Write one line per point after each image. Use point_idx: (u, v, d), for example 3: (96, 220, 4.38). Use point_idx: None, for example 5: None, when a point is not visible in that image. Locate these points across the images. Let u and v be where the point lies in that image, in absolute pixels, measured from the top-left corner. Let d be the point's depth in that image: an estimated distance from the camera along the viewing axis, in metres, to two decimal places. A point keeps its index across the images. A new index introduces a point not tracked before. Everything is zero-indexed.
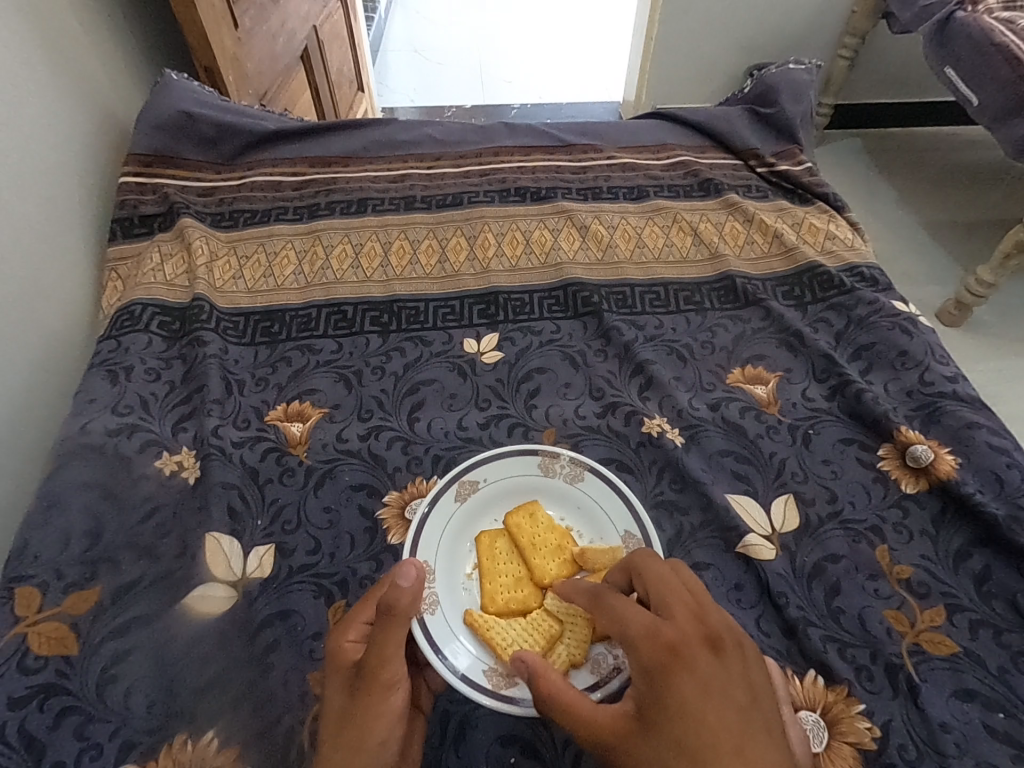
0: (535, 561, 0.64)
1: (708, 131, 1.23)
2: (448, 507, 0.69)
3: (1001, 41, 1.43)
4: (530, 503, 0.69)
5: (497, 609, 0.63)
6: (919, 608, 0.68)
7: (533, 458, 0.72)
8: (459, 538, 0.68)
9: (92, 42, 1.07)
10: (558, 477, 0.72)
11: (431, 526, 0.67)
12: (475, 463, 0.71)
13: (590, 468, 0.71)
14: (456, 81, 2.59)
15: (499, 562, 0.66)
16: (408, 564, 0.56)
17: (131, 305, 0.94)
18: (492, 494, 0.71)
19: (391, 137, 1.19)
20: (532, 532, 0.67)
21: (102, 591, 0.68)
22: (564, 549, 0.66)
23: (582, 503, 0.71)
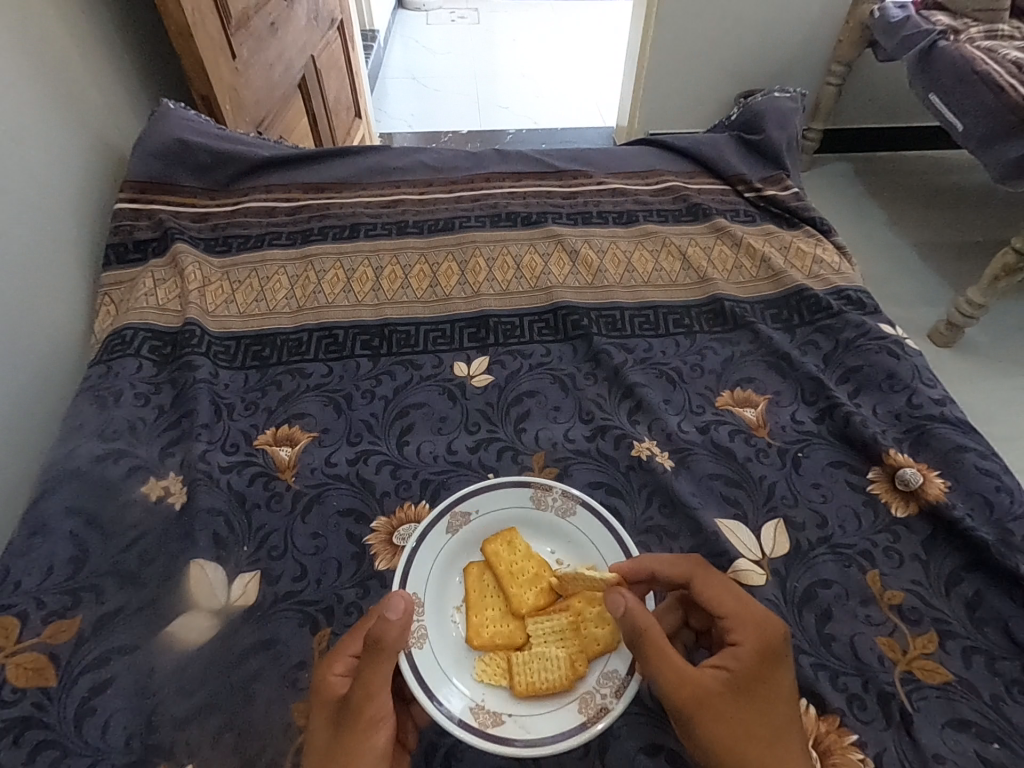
0: (513, 591, 0.64)
1: (696, 158, 1.26)
2: (439, 539, 0.68)
3: (984, 70, 1.47)
4: (508, 531, 0.69)
5: (483, 644, 0.62)
6: (911, 635, 0.67)
7: (526, 490, 0.72)
8: (449, 572, 0.68)
9: (90, 72, 1.10)
10: (549, 510, 0.71)
11: (421, 559, 0.66)
12: (467, 494, 0.70)
13: (582, 502, 0.70)
14: (453, 107, 2.63)
15: (484, 595, 0.65)
16: (397, 596, 0.55)
17: (123, 330, 0.94)
18: (484, 527, 0.70)
19: (385, 164, 1.22)
20: (509, 560, 0.66)
21: (83, 620, 0.67)
22: (543, 577, 0.65)
23: (575, 538, 0.70)
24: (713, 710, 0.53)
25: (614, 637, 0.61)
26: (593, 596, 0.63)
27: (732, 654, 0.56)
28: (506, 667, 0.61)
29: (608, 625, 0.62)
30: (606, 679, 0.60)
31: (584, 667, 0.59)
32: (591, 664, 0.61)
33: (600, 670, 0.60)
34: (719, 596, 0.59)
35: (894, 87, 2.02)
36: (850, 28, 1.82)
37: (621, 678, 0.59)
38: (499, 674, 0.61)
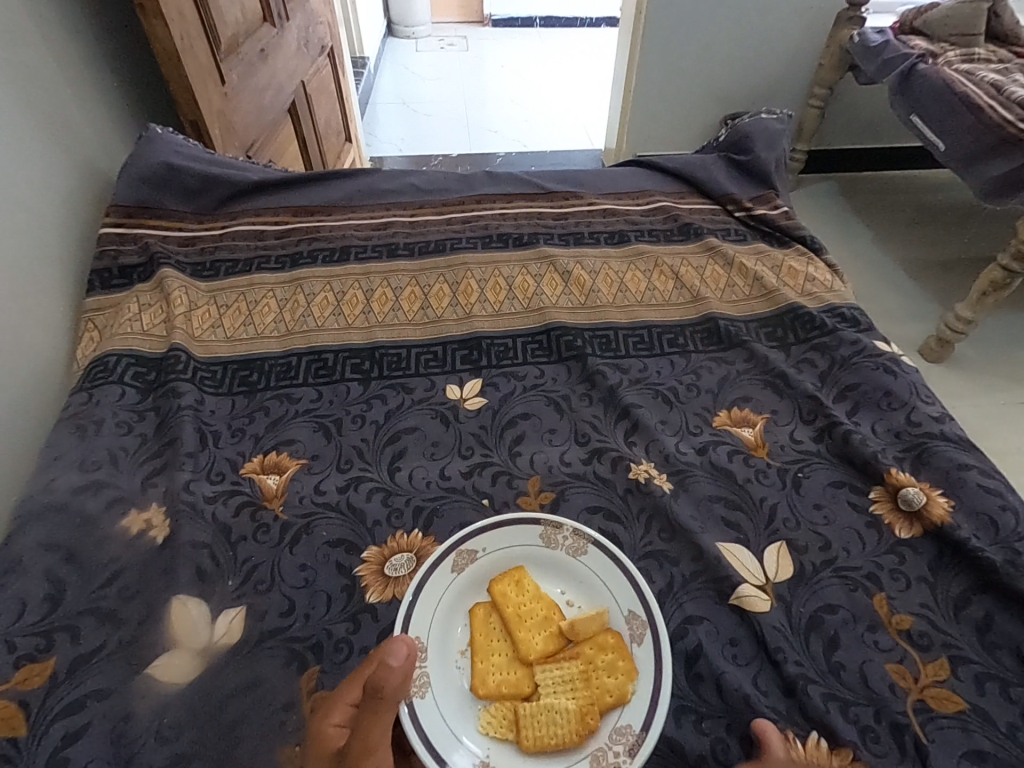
0: (521, 635, 0.61)
1: (686, 178, 1.26)
2: (443, 579, 0.66)
3: (962, 91, 1.50)
4: (517, 571, 0.67)
5: (488, 693, 0.59)
6: (921, 661, 0.65)
7: (535, 528, 0.70)
8: (454, 614, 0.65)
9: (76, 98, 1.09)
10: (560, 549, 0.69)
11: (424, 601, 0.64)
12: (474, 531, 0.68)
13: (594, 541, 0.68)
14: (444, 131, 2.66)
15: (490, 639, 0.63)
16: (399, 640, 0.52)
17: (106, 357, 0.92)
18: (491, 566, 0.68)
19: (376, 187, 1.22)
20: (517, 602, 0.64)
21: (57, 664, 0.64)
22: (553, 620, 0.63)
23: (586, 578, 0.67)
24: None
25: (626, 688, 0.58)
26: (605, 642, 0.61)
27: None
28: (512, 719, 0.58)
29: (621, 675, 0.59)
30: (618, 735, 0.56)
31: (596, 721, 0.56)
32: (603, 717, 0.58)
33: (612, 724, 0.57)
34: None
35: (875, 109, 2.07)
36: (831, 53, 1.87)
37: (635, 733, 0.56)
38: (506, 727, 0.58)
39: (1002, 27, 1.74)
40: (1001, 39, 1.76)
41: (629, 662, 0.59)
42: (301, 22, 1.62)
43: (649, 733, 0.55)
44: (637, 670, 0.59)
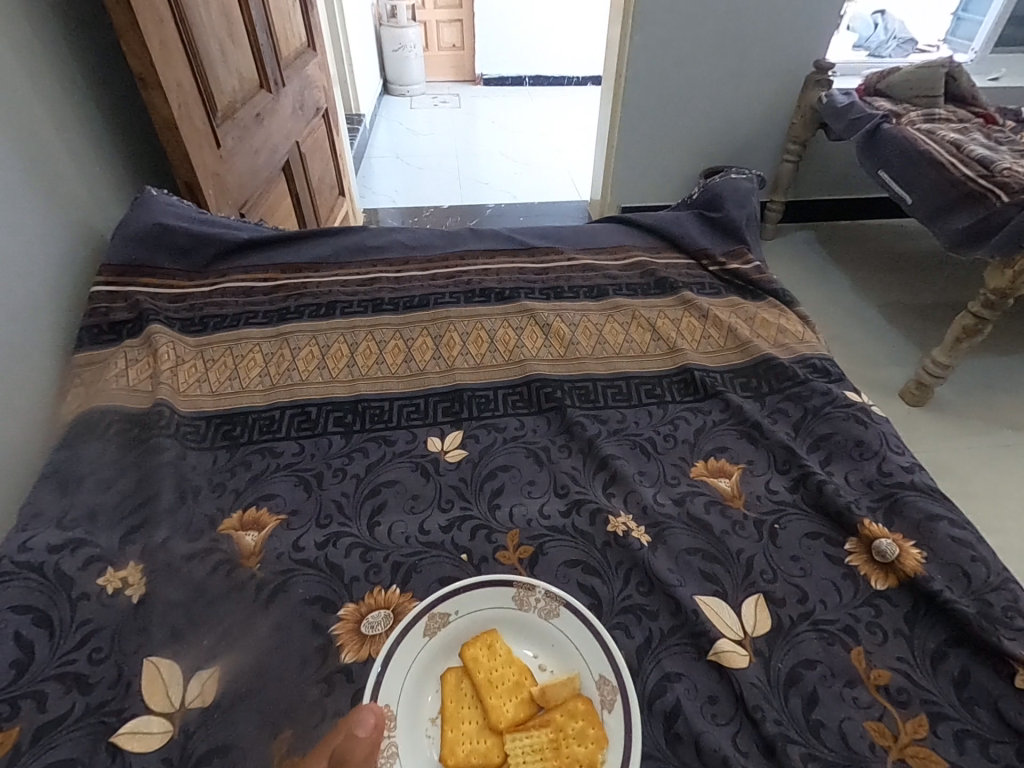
0: (491, 701, 0.61)
1: (662, 234, 1.32)
2: (415, 644, 0.66)
3: (924, 149, 1.59)
4: (489, 635, 0.67)
5: (457, 763, 0.58)
6: (900, 719, 0.64)
7: (507, 590, 0.70)
8: (425, 679, 0.65)
9: (76, 162, 1.13)
10: (533, 612, 0.69)
11: (395, 667, 0.64)
12: (447, 594, 0.68)
13: (566, 603, 0.68)
14: (435, 183, 2.76)
15: (461, 706, 0.62)
16: (367, 710, 0.52)
17: (91, 413, 0.93)
18: (463, 629, 0.68)
19: (363, 244, 1.26)
20: (488, 667, 0.64)
21: (21, 732, 0.62)
22: (523, 685, 0.62)
23: (558, 641, 0.67)
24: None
25: (597, 756, 0.57)
26: (575, 708, 0.60)
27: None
28: None
29: (591, 743, 0.58)
30: None
31: None
32: None
33: None
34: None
35: (846, 164, 2.17)
36: (802, 113, 1.98)
37: None
38: None
39: (960, 89, 1.85)
40: (960, 100, 1.87)
41: (599, 729, 0.58)
42: (296, 88, 1.71)
43: None
44: (607, 739, 0.58)
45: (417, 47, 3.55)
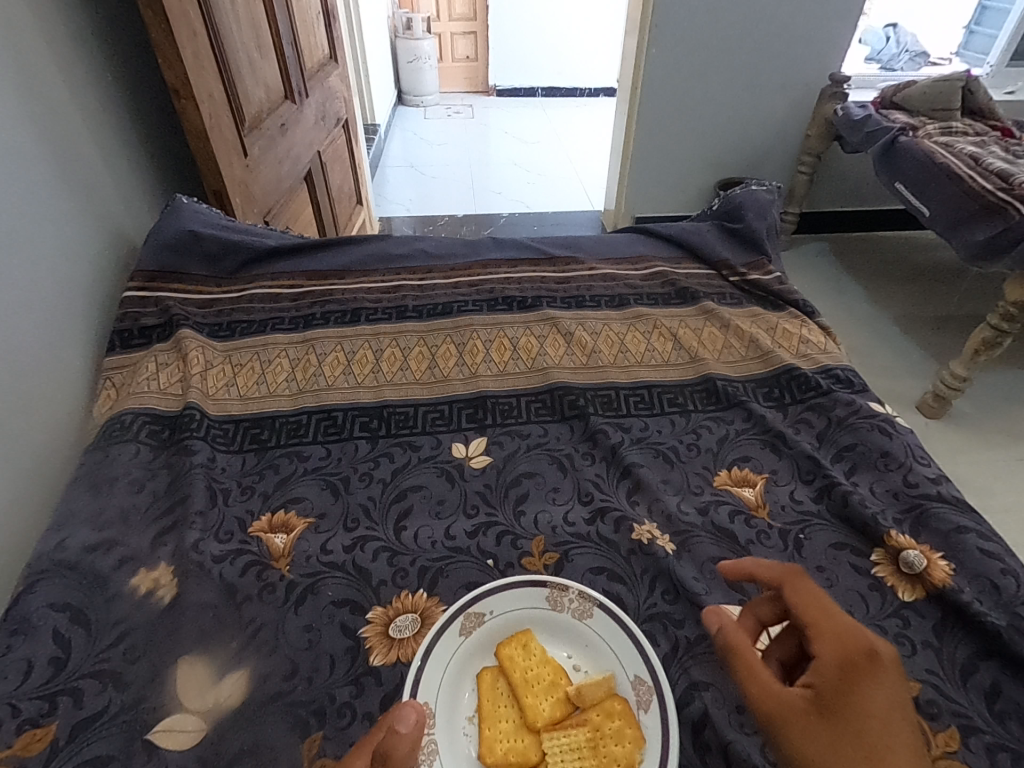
0: (528, 700, 0.61)
1: (682, 244, 1.33)
2: (452, 643, 0.66)
3: (942, 162, 1.60)
4: (524, 635, 0.67)
5: (496, 761, 0.58)
6: (932, 731, 0.64)
7: (541, 590, 0.70)
8: (462, 677, 0.66)
9: (110, 170, 1.16)
10: (566, 613, 0.70)
11: (434, 665, 0.64)
12: (484, 593, 0.69)
13: (600, 605, 0.69)
14: (450, 193, 2.78)
15: (498, 704, 0.62)
16: (409, 706, 0.53)
17: (123, 415, 0.94)
18: (498, 629, 0.69)
19: (386, 252, 1.28)
20: (524, 666, 0.64)
21: (59, 728, 0.63)
22: (559, 685, 0.63)
23: (592, 642, 0.68)
24: (800, 725, 0.51)
25: (635, 756, 0.57)
26: (612, 708, 0.60)
27: (815, 664, 0.54)
28: None
29: (628, 743, 0.58)
30: None
31: None
32: None
33: None
34: (814, 604, 0.58)
35: (861, 176, 2.18)
36: (817, 123, 1.98)
37: None
38: None
39: (977, 103, 1.86)
40: (977, 113, 1.87)
41: (636, 729, 0.59)
42: (319, 99, 1.74)
43: None
44: (645, 739, 0.58)
45: (432, 58, 3.60)
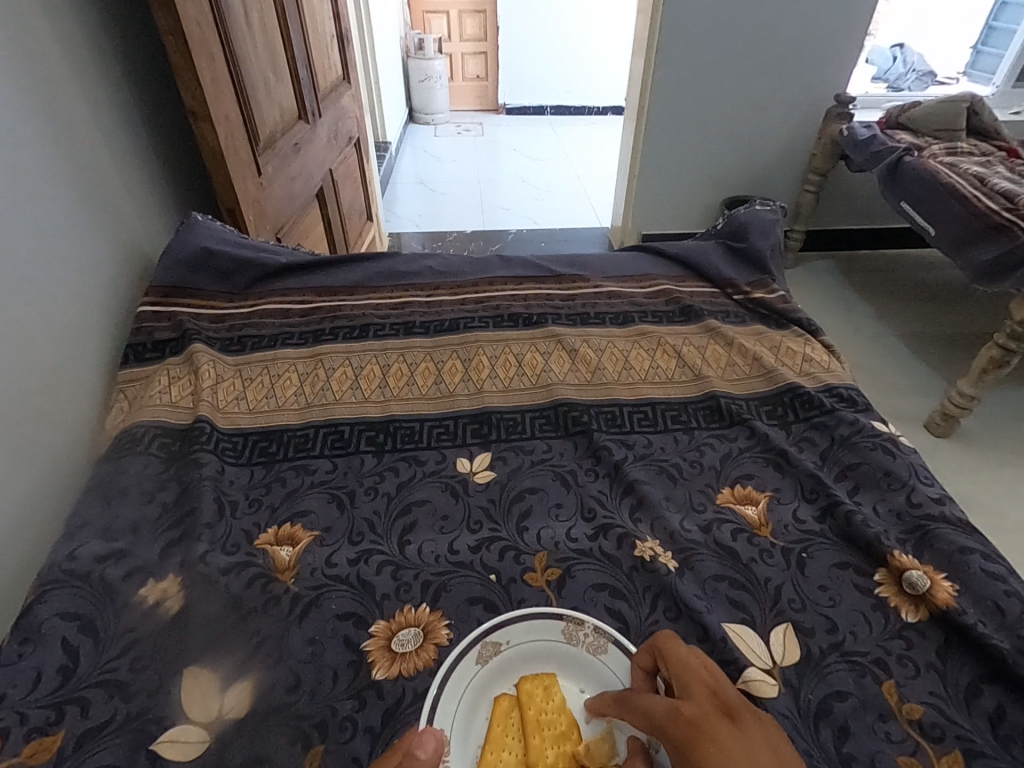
0: (534, 741, 0.62)
1: (686, 262, 1.34)
2: (469, 669, 0.68)
3: (947, 181, 1.61)
4: (548, 677, 0.68)
5: None
6: (934, 755, 0.63)
7: (557, 622, 0.71)
8: (477, 703, 0.67)
9: (128, 189, 1.20)
10: (581, 647, 0.70)
11: (451, 690, 0.66)
12: (501, 623, 0.70)
13: (615, 640, 0.69)
14: (459, 209, 2.82)
15: (505, 733, 0.64)
16: (429, 733, 0.53)
17: (135, 427, 0.96)
18: (515, 660, 0.70)
19: (395, 269, 1.31)
20: (541, 707, 0.65)
21: (65, 738, 0.64)
22: (569, 737, 0.62)
23: (603, 678, 0.68)
24: None
25: None
26: None
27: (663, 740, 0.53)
28: None
29: None
30: None
31: None
32: None
33: None
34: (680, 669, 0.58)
35: (867, 195, 2.19)
36: (822, 144, 2.00)
37: None
38: None
39: (982, 123, 1.87)
40: (982, 133, 1.88)
41: None
42: (331, 118, 1.78)
43: None
44: None
45: (442, 78, 3.67)
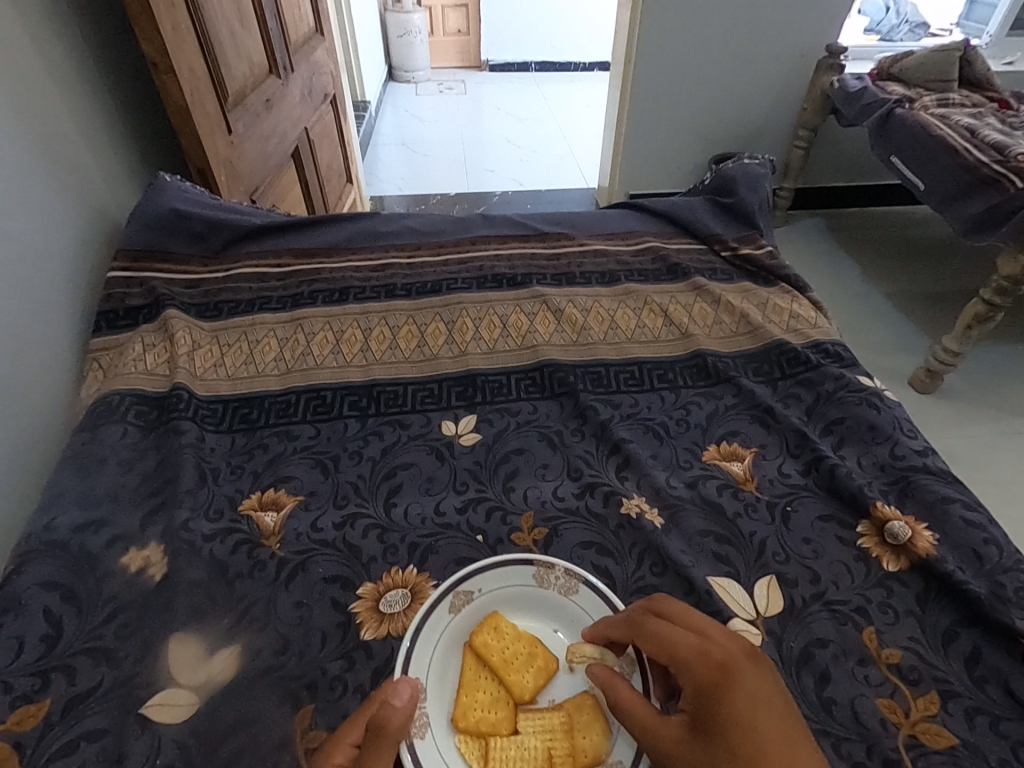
0: (511, 678, 0.63)
1: (673, 219, 1.32)
2: (442, 620, 0.67)
3: (938, 133, 1.57)
4: (494, 617, 0.67)
5: (468, 727, 0.61)
6: (912, 696, 0.65)
7: (528, 568, 0.71)
8: (453, 651, 0.67)
9: (90, 148, 1.14)
10: (553, 589, 0.71)
11: (424, 641, 0.65)
12: (472, 572, 0.70)
13: (586, 581, 0.70)
14: (442, 170, 2.75)
15: (478, 675, 0.64)
16: (404, 682, 0.55)
17: (110, 396, 0.94)
18: (485, 606, 0.70)
19: (375, 229, 1.27)
20: (500, 648, 0.65)
21: (52, 704, 0.64)
22: (537, 656, 0.65)
23: (576, 617, 0.70)
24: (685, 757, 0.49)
25: (602, 747, 0.59)
26: (583, 702, 0.62)
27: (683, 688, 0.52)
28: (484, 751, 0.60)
29: (596, 735, 0.60)
30: None
31: None
32: None
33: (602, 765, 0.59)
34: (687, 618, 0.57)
35: (857, 150, 2.15)
36: (813, 98, 1.95)
37: None
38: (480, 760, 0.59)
39: (975, 73, 1.83)
40: (975, 85, 1.84)
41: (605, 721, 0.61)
42: (304, 73, 1.70)
43: None
44: (613, 731, 0.61)
45: (422, 32, 3.52)
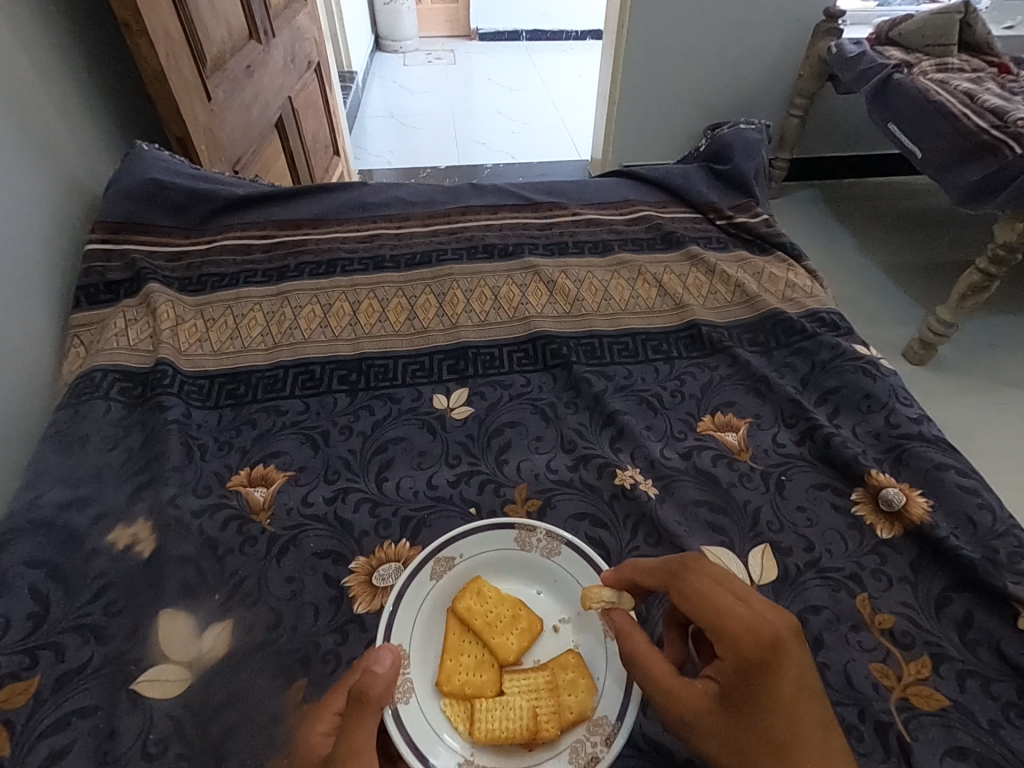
0: (495, 640, 0.63)
1: (667, 188, 1.29)
2: (424, 586, 0.67)
3: (936, 98, 1.54)
4: (475, 582, 0.67)
5: (453, 690, 0.60)
6: (905, 660, 0.65)
7: (509, 532, 0.71)
8: (437, 617, 0.66)
9: (63, 116, 1.09)
10: (534, 551, 0.70)
11: (406, 608, 0.65)
12: (452, 538, 0.69)
13: (567, 542, 0.70)
14: (431, 143, 2.68)
15: (462, 640, 0.64)
16: (385, 648, 0.53)
17: (92, 372, 0.92)
18: (468, 572, 0.69)
19: (362, 200, 1.23)
20: (483, 612, 0.65)
21: (41, 682, 0.63)
22: (520, 618, 0.65)
23: (559, 579, 0.70)
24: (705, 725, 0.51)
25: (588, 703, 0.59)
26: (565, 661, 0.62)
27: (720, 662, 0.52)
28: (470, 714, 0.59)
29: (582, 692, 0.60)
30: (595, 727, 0.58)
31: (555, 729, 0.57)
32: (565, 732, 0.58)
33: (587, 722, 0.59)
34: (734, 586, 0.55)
35: (854, 118, 2.11)
36: (809, 64, 1.90)
37: (611, 724, 0.58)
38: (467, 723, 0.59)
39: (976, 37, 1.78)
40: (975, 49, 1.80)
41: (589, 678, 0.61)
42: (286, 39, 1.64)
43: (623, 721, 0.57)
44: (598, 688, 0.61)
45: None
